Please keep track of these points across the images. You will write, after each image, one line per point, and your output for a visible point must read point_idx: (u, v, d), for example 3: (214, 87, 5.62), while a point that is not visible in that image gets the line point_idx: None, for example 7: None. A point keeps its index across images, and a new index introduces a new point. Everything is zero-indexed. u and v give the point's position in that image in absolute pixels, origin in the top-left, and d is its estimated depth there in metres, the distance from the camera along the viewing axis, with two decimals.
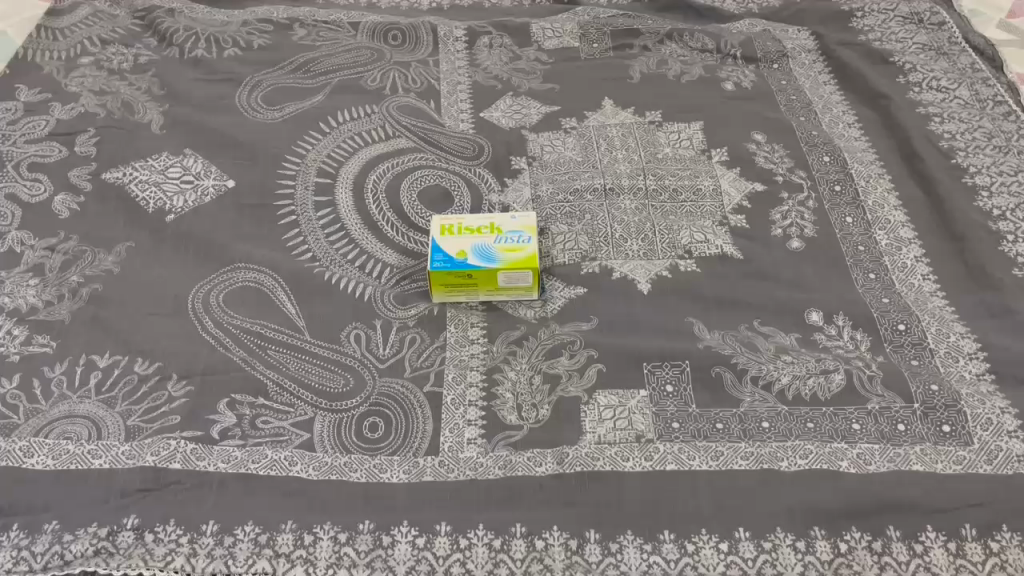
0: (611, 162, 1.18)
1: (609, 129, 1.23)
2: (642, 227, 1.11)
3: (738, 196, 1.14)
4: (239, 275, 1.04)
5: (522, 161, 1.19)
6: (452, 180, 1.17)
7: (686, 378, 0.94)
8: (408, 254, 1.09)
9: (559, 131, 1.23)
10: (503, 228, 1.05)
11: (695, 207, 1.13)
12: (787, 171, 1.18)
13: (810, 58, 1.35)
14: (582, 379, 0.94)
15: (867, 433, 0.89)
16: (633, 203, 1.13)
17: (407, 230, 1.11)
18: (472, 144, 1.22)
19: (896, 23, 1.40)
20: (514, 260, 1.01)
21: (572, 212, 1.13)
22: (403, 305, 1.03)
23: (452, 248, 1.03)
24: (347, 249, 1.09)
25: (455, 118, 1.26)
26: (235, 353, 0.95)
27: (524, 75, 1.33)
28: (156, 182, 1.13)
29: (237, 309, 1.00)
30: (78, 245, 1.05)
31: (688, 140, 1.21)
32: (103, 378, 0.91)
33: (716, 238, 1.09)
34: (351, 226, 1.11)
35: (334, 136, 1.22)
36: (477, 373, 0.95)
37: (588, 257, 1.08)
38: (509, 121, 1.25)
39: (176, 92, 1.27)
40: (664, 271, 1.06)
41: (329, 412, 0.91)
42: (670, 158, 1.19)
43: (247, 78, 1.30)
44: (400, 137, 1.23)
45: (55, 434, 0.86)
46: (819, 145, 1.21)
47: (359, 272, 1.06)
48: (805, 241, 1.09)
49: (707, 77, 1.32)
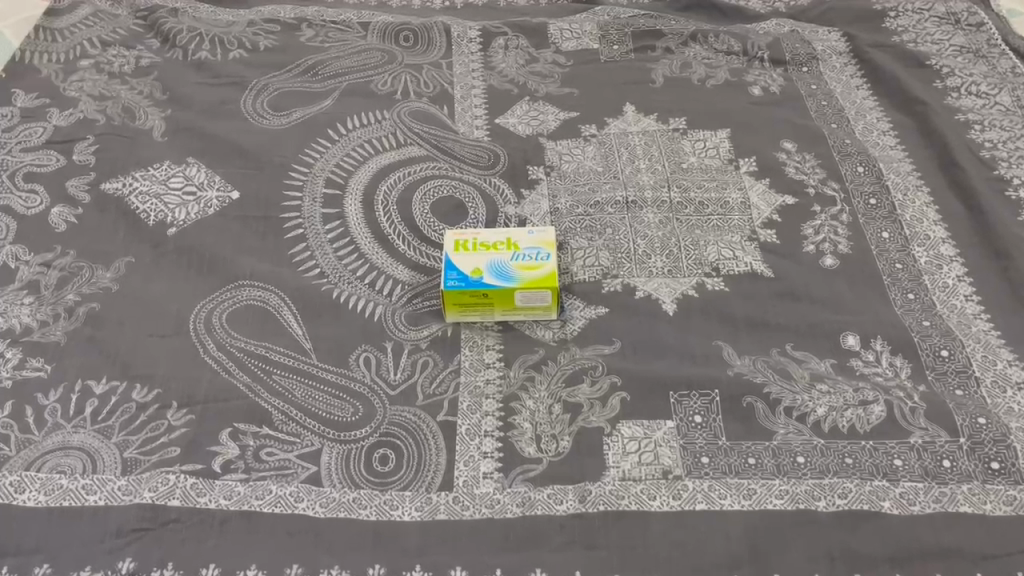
0: (633, 172, 1.13)
1: (631, 136, 1.17)
2: (666, 242, 1.05)
3: (767, 210, 1.08)
4: (243, 294, 0.99)
5: (539, 171, 1.14)
6: (467, 191, 1.12)
7: (715, 409, 0.88)
8: (420, 271, 1.04)
9: (579, 139, 1.17)
10: (520, 244, 1.00)
11: (722, 220, 1.07)
12: (819, 182, 1.12)
13: (841, 61, 1.29)
14: (605, 408, 0.89)
15: (909, 470, 0.83)
16: (657, 216, 1.08)
17: (419, 244, 1.06)
18: (488, 152, 1.16)
19: (931, 24, 1.34)
20: (531, 278, 0.96)
21: (593, 225, 1.07)
22: (415, 326, 0.97)
23: (466, 265, 0.97)
24: (357, 264, 1.03)
25: (469, 125, 1.20)
26: (239, 378, 0.90)
27: (541, 79, 1.27)
28: (158, 194, 1.08)
29: (241, 330, 0.95)
30: (75, 261, 1.00)
31: (714, 148, 1.15)
32: (99, 406, 0.86)
33: (744, 255, 1.04)
34: (361, 240, 1.06)
35: (343, 144, 1.17)
36: (493, 402, 0.90)
37: (610, 274, 1.02)
38: (526, 128, 1.19)
39: (179, 96, 1.22)
40: (690, 290, 1.00)
41: (337, 443, 0.86)
42: (695, 169, 1.13)
43: (253, 82, 1.25)
44: (412, 145, 1.17)
45: (48, 468, 0.81)
46: (852, 155, 1.15)
47: (369, 289, 1.01)
48: (839, 258, 1.04)
49: (734, 81, 1.26)
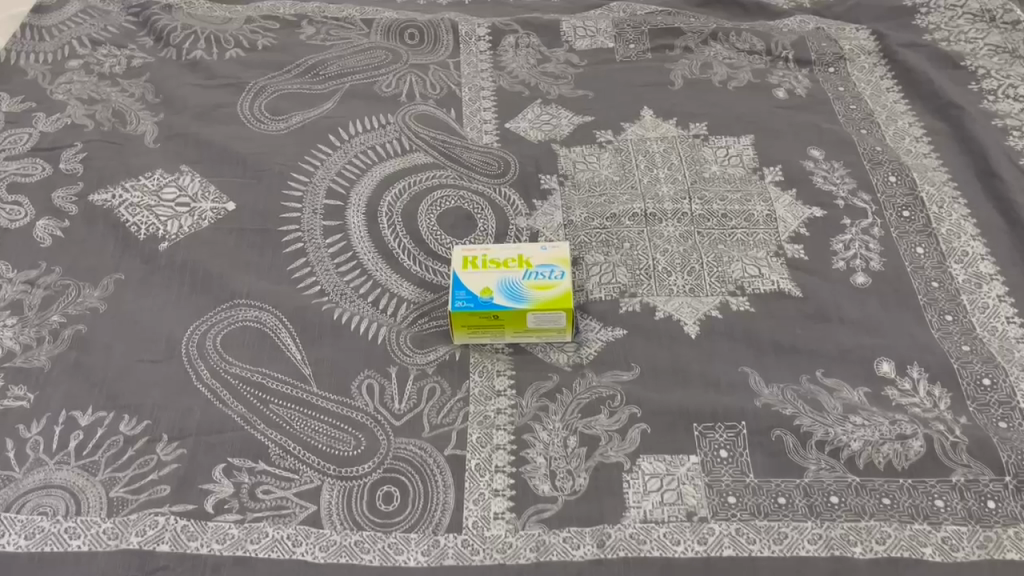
0: (652, 182, 1.06)
1: (650, 143, 1.11)
2: (688, 258, 0.99)
3: (794, 223, 1.02)
4: (238, 314, 0.93)
5: (552, 180, 1.07)
6: (475, 201, 1.06)
7: (742, 443, 0.83)
8: (426, 288, 0.98)
9: (594, 145, 1.11)
10: (532, 261, 0.94)
11: (747, 234, 1.01)
12: (849, 193, 1.06)
13: (870, 61, 1.22)
14: (623, 442, 0.83)
15: (952, 512, 0.77)
16: (677, 230, 1.02)
17: (425, 259, 1.00)
18: (498, 159, 1.10)
19: (964, 21, 1.27)
20: (545, 299, 0.90)
21: (609, 239, 1.01)
22: (421, 349, 0.92)
23: (476, 284, 0.92)
24: (359, 281, 0.98)
25: (478, 129, 1.14)
26: (234, 408, 0.85)
27: (553, 79, 1.21)
28: (149, 205, 1.02)
29: (236, 354, 0.90)
30: (60, 278, 0.95)
31: (737, 155, 1.09)
32: (84, 440, 0.81)
33: (771, 272, 0.98)
34: (364, 255, 1.00)
35: (345, 150, 1.11)
36: (505, 434, 0.84)
37: (628, 292, 0.96)
38: (537, 133, 1.13)
39: (172, 99, 1.16)
40: (714, 310, 0.94)
41: (338, 480, 0.80)
42: (717, 178, 1.07)
43: (250, 83, 1.19)
44: (418, 151, 1.11)
45: (29, 509, 0.76)
46: (883, 163, 1.09)
47: (372, 309, 0.95)
48: (871, 275, 0.97)
49: (757, 83, 1.19)
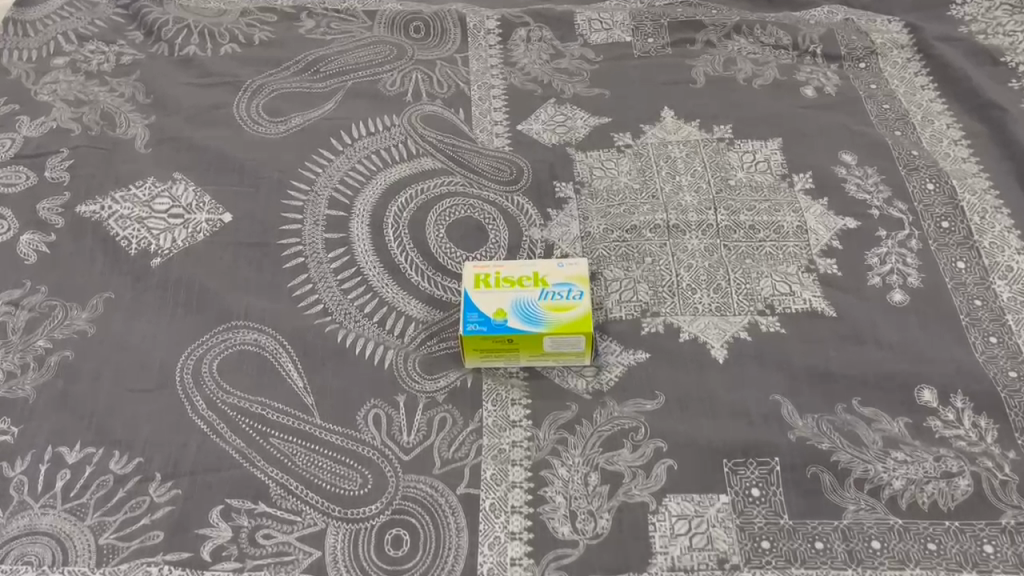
0: (674, 190, 1.00)
1: (671, 147, 1.04)
2: (713, 274, 0.93)
3: (826, 235, 0.96)
4: (235, 337, 0.88)
5: (568, 188, 1.01)
6: (486, 211, 0.99)
7: (775, 481, 0.77)
8: (435, 306, 0.92)
9: (612, 149, 1.04)
10: (549, 279, 0.88)
11: (776, 248, 0.95)
12: (884, 202, 0.99)
13: (903, 57, 1.15)
14: (648, 479, 0.78)
15: (1002, 559, 0.72)
16: (702, 242, 0.95)
17: (434, 274, 0.94)
18: (510, 165, 1.04)
19: (1003, 12, 1.20)
20: (563, 322, 0.85)
21: (630, 253, 0.95)
22: (430, 374, 0.86)
23: (488, 304, 0.86)
24: (364, 299, 0.92)
25: (488, 132, 1.08)
26: (232, 443, 0.79)
27: (568, 77, 1.14)
28: (140, 217, 0.96)
29: (233, 382, 0.84)
30: (46, 299, 0.89)
31: (764, 161, 1.03)
32: (71, 480, 0.76)
33: (802, 289, 0.92)
34: (369, 270, 0.94)
35: (348, 155, 1.04)
36: (521, 470, 0.79)
37: (650, 311, 0.91)
38: (552, 136, 1.07)
39: (164, 99, 1.09)
40: (742, 332, 0.89)
41: (343, 522, 0.75)
42: (744, 186, 1.00)
43: (247, 82, 1.12)
44: (426, 156, 1.05)
45: (13, 558, 0.72)
46: (920, 169, 1.02)
47: (378, 331, 0.89)
48: (909, 293, 0.91)
49: (784, 81, 1.12)
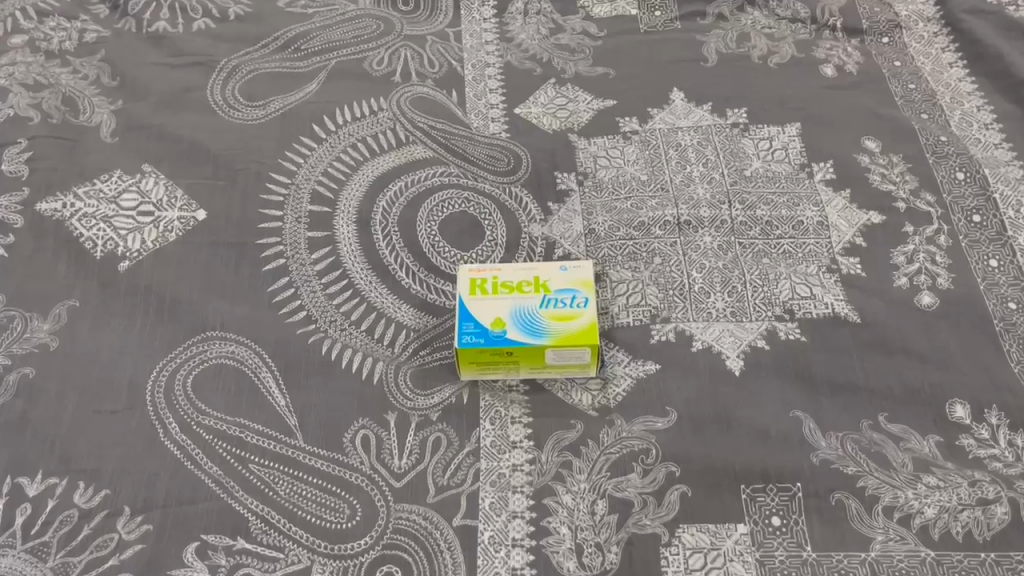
0: (686, 181, 0.93)
1: (681, 133, 0.97)
2: (728, 275, 0.86)
3: (849, 231, 0.89)
4: (212, 350, 0.81)
5: (570, 179, 0.94)
6: (482, 205, 0.92)
7: (797, 509, 0.71)
8: (428, 311, 0.85)
9: (617, 136, 0.97)
10: (551, 284, 0.81)
11: (795, 246, 0.88)
12: (911, 194, 0.92)
13: (929, 31, 1.07)
14: (660, 508, 0.72)
15: None
16: (715, 240, 0.88)
17: (427, 276, 0.87)
18: (507, 153, 0.96)
19: None
20: (567, 333, 0.78)
21: (637, 252, 0.88)
22: (424, 389, 0.80)
23: (486, 313, 0.79)
24: (351, 305, 0.85)
25: (483, 116, 1.00)
26: (208, 471, 0.73)
27: (568, 54, 1.05)
28: (105, 216, 0.89)
29: (210, 401, 0.78)
30: (4, 310, 0.82)
31: (782, 148, 0.95)
32: (32, 516, 0.71)
33: (824, 292, 0.85)
34: (356, 272, 0.87)
35: (332, 143, 0.97)
36: (522, 498, 0.73)
37: (660, 317, 0.84)
38: (552, 121, 0.99)
39: (131, 82, 1.01)
40: (759, 340, 0.82)
41: (329, 560, 0.69)
42: (760, 176, 0.93)
43: (222, 62, 1.03)
44: (416, 144, 0.97)
45: None
46: (949, 156, 0.95)
47: (366, 340, 0.83)
48: (939, 295, 0.85)
49: (802, 59, 1.04)
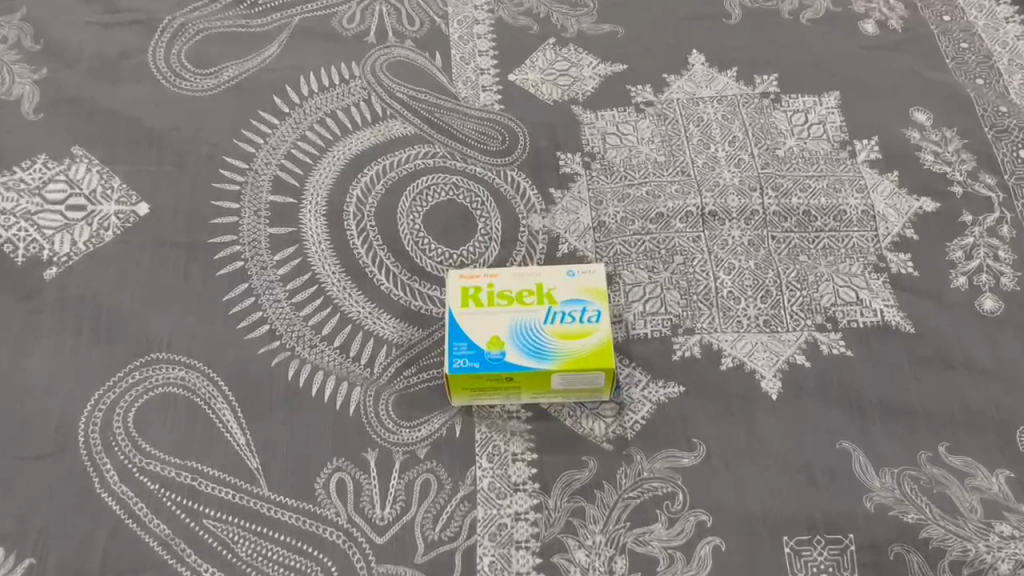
0: (709, 164, 0.80)
1: (703, 105, 0.83)
2: (761, 277, 0.74)
3: (898, 222, 0.77)
4: (157, 376, 0.69)
5: (574, 161, 0.80)
6: (474, 192, 0.79)
7: (850, 565, 0.61)
8: (412, 322, 0.73)
9: (629, 109, 0.83)
10: (556, 294, 0.69)
11: (837, 240, 0.76)
12: (968, 176, 0.80)
13: None
14: (689, 565, 0.62)
15: None
16: (745, 235, 0.76)
17: (410, 279, 0.75)
18: (501, 129, 0.82)
19: None
20: (577, 354, 0.66)
21: (655, 250, 0.76)
22: (409, 420, 0.68)
23: (481, 331, 0.67)
24: (321, 316, 0.72)
25: (472, 83, 0.85)
26: (154, 531, 0.63)
27: (569, 8, 0.90)
28: (28, 212, 0.76)
29: (155, 439, 0.66)
30: None
31: (819, 123, 0.82)
32: None
33: (872, 295, 0.73)
34: (327, 276, 0.74)
35: (297, 119, 0.83)
36: (528, 555, 0.63)
37: (682, 328, 0.72)
38: (552, 90, 0.85)
39: (57, 46, 0.85)
40: (798, 354, 0.71)
41: None
42: (795, 157, 0.80)
43: (165, 20, 0.88)
44: (395, 118, 0.83)
45: None
46: (1010, 131, 0.82)
47: (339, 360, 0.71)
48: (1005, 298, 0.73)
49: (840, 12, 0.90)
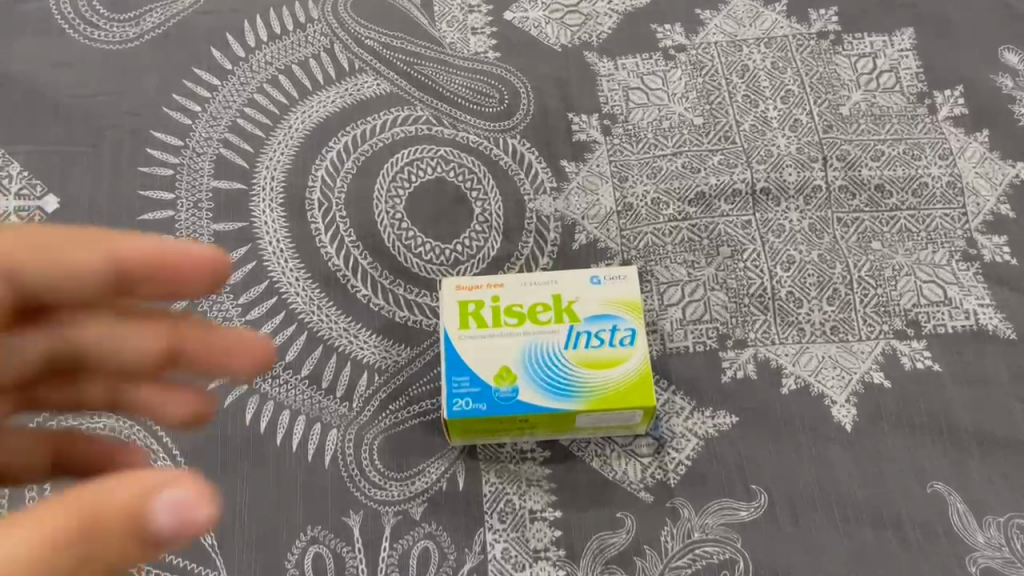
0: (758, 127, 0.65)
1: (747, 50, 0.67)
2: (826, 270, 0.60)
3: (991, 196, 0.62)
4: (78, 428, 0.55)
5: (591, 125, 0.65)
6: (467, 168, 0.63)
7: None
8: (397, 341, 0.58)
9: (656, 56, 0.67)
10: (578, 308, 0.55)
11: (917, 220, 0.62)
12: None
13: None
14: None
15: None
16: (804, 218, 0.62)
17: (392, 284, 0.60)
18: (497, 84, 0.66)
19: None
20: (607, 388, 0.53)
21: (695, 239, 0.61)
22: (399, 470, 0.55)
23: (486, 362, 0.53)
24: (283, 337, 0.58)
25: (459, 24, 0.68)
26: None
27: None
28: None
29: None
30: None
31: (890, 70, 0.67)
32: None
33: (962, 293, 0.60)
34: (287, 285, 0.59)
35: (242, 77, 0.66)
36: None
37: (732, 340, 0.58)
38: (559, 32, 0.68)
39: None
40: (875, 371, 0.57)
41: None
42: (862, 115, 0.65)
43: None
44: (364, 74, 0.66)
45: None
46: None
47: (309, 394, 0.56)
48: None
49: None
